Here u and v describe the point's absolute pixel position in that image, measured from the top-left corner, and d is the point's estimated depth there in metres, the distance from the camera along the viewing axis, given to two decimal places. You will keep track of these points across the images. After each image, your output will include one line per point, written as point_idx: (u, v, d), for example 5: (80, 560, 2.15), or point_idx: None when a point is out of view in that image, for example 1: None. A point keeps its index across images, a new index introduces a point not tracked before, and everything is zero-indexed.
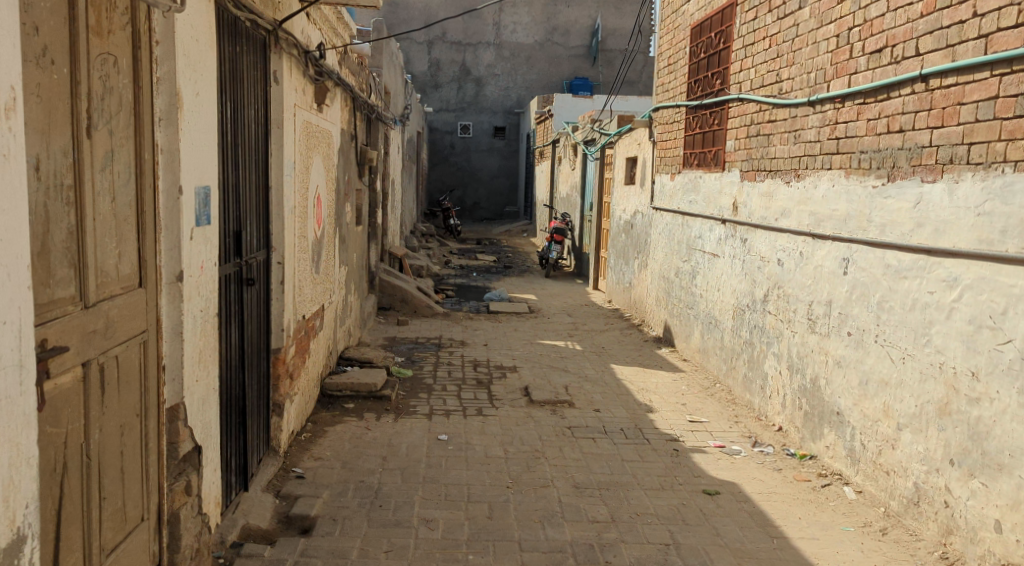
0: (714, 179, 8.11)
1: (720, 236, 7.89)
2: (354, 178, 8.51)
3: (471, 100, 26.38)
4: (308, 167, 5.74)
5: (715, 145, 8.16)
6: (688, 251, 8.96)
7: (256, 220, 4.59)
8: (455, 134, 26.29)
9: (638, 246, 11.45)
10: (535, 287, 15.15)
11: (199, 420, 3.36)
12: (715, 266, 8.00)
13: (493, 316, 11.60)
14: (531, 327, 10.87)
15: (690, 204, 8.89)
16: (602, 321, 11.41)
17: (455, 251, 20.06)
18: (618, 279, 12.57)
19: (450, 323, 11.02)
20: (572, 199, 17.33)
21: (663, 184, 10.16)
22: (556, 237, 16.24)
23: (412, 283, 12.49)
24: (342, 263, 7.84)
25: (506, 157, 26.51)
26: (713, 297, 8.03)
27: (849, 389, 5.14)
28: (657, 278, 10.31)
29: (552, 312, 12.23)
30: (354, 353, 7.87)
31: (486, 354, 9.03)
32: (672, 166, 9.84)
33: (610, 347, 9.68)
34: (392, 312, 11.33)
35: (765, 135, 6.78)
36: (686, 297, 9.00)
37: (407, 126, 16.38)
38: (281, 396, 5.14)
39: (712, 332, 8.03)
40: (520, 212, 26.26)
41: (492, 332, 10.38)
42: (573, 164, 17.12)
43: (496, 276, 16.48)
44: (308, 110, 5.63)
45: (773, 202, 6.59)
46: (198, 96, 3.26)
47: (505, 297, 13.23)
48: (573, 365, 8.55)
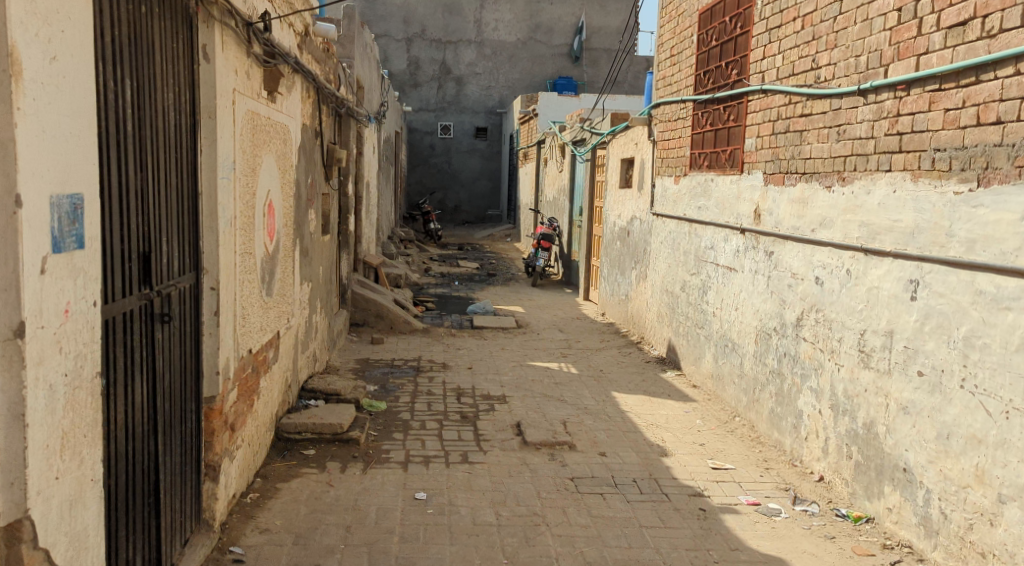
0: (730, 183, 7.13)
1: (738, 248, 6.92)
2: (319, 181, 7.46)
3: (452, 100, 25.35)
4: (254, 168, 4.69)
5: (730, 144, 7.18)
6: (697, 265, 7.99)
7: (177, 238, 3.57)
8: (435, 135, 25.23)
9: (635, 256, 10.47)
10: (522, 297, 14.15)
11: (65, 519, 2.50)
12: (732, 282, 7.02)
13: (477, 333, 10.57)
14: (521, 345, 9.86)
15: (700, 212, 7.91)
16: (597, 337, 10.43)
17: (436, 258, 19.02)
18: (613, 290, 11.59)
19: (430, 341, 9.98)
20: (559, 203, 16.34)
21: (666, 189, 9.17)
22: (543, 244, 15.24)
23: (388, 295, 11.44)
24: (304, 280, 6.81)
25: (487, 159, 25.52)
26: (729, 318, 7.06)
27: (920, 443, 4.19)
28: (659, 292, 9.32)
29: (542, 327, 11.24)
30: (318, 382, 6.86)
31: (470, 380, 8.01)
32: (676, 168, 8.86)
33: (608, 369, 8.70)
34: (366, 329, 10.28)
35: (796, 131, 5.79)
36: (696, 316, 8.03)
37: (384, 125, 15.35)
38: (216, 455, 4.09)
39: (729, 358, 7.06)
40: (503, 215, 25.26)
41: (478, 352, 9.37)
42: (560, 166, 16.13)
43: (479, 285, 15.45)
44: (252, 99, 4.59)
45: (808, 210, 5.61)
46: (59, 79, 2.44)
47: (491, 310, 12.20)
48: (569, 394, 7.56)
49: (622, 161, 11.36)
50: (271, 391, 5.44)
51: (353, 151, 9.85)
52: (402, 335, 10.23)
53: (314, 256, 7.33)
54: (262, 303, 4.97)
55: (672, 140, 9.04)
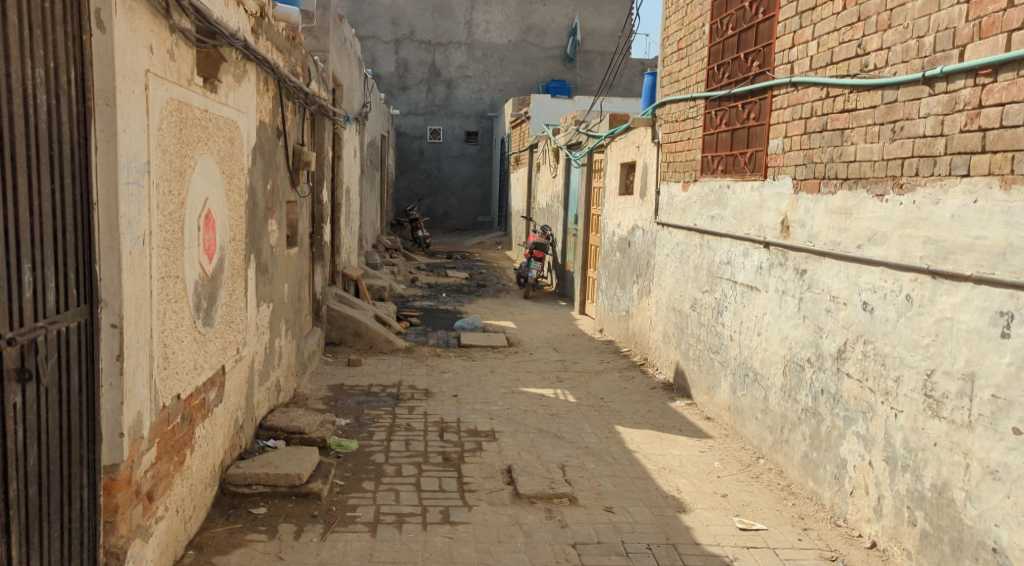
0: (749, 190, 6.27)
1: (761, 263, 6.05)
2: (283, 188, 6.56)
3: (441, 103, 24.48)
4: (182, 170, 3.81)
5: (749, 146, 6.32)
6: (710, 280, 7.12)
7: (45, 261, 2.77)
8: (425, 139, 24.41)
9: (637, 269, 9.59)
10: (513, 311, 13.26)
11: None
12: (754, 302, 6.16)
13: (465, 353, 9.68)
14: (513, 367, 8.97)
15: (713, 223, 7.06)
16: (595, 357, 9.56)
17: (423, 267, 18.15)
18: (611, 305, 10.73)
19: (413, 363, 9.08)
20: (553, 210, 15.46)
21: (673, 196, 8.30)
22: (535, 254, 14.38)
23: (369, 310, 10.56)
24: (263, 301, 5.92)
25: (477, 164, 24.64)
26: (751, 343, 6.19)
27: (1017, 519, 3.42)
28: (665, 310, 8.45)
29: (535, 345, 10.35)
30: (279, 418, 5.99)
31: (455, 411, 7.12)
32: (684, 173, 7.99)
33: (610, 396, 7.83)
34: (343, 349, 9.38)
35: (834, 130, 4.94)
36: (709, 339, 7.16)
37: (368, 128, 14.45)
38: (125, 538, 3.27)
39: (750, 390, 6.18)
40: (494, 222, 24.40)
41: (465, 376, 8.47)
42: (554, 171, 15.25)
43: (469, 297, 14.56)
44: (177, 85, 3.72)
45: (851, 223, 4.73)
46: None
47: (480, 326, 11.32)
48: (567, 428, 6.68)
49: (622, 166, 10.49)
50: (214, 437, 4.57)
51: (330, 153, 8.95)
52: (382, 355, 9.34)
53: (277, 272, 6.43)
54: (195, 336, 4.09)
55: (679, 142, 8.17)
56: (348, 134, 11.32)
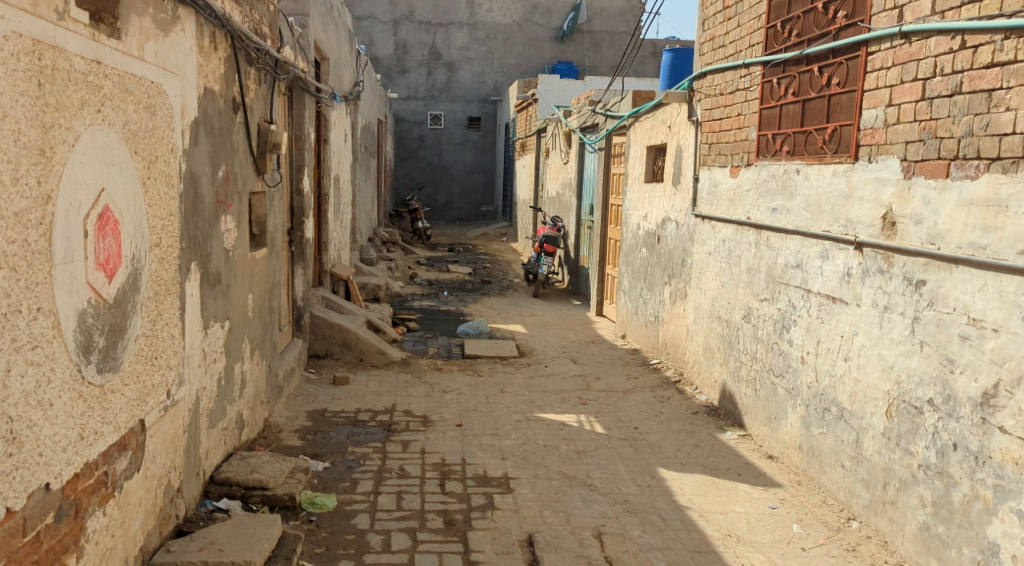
0: (830, 174, 4.97)
1: (852, 268, 4.75)
2: (246, 174, 5.26)
3: (442, 88, 23.20)
4: (50, 144, 2.58)
5: (830, 120, 5.01)
6: (773, 286, 5.83)
7: None
8: (425, 125, 23.23)
9: (670, 269, 8.30)
10: (522, 311, 12.00)
11: None
12: (841, 317, 4.87)
13: (470, 366, 8.39)
14: (526, 385, 7.71)
15: (778, 217, 5.75)
16: (621, 372, 8.30)
17: (423, 262, 16.90)
18: (637, 309, 9.46)
19: (410, 379, 7.79)
20: (565, 199, 14.14)
21: (717, 183, 6.99)
22: (546, 248, 13.08)
23: (362, 315, 9.29)
24: (217, 319, 4.64)
25: (480, 151, 23.51)
26: (835, 369, 4.92)
27: None
28: (708, 318, 7.18)
29: (550, 355, 9.08)
30: (237, 467, 4.71)
31: (459, 447, 5.83)
32: (733, 156, 6.69)
33: (645, 423, 6.58)
34: (328, 363, 8.08)
35: (977, 92, 3.68)
36: (769, 359, 5.89)
37: (361, 110, 13.17)
38: None
39: (835, 430, 4.91)
40: (498, 213, 23.16)
41: (472, 397, 7.19)
42: (566, 158, 13.90)
43: (473, 295, 13.27)
44: (33, 17, 2.46)
45: (1011, 219, 3.51)
46: None
47: (485, 331, 10.01)
48: (597, 473, 5.42)
49: (650, 149, 9.18)
50: (127, 521, 3.29)
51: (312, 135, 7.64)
52: (374, 370, 8.05)
53: (239, 281, 5.15)
54: (81, 392, 2.79)
55: (725, 120, 6.86)
56: (336, 116, 10.00)
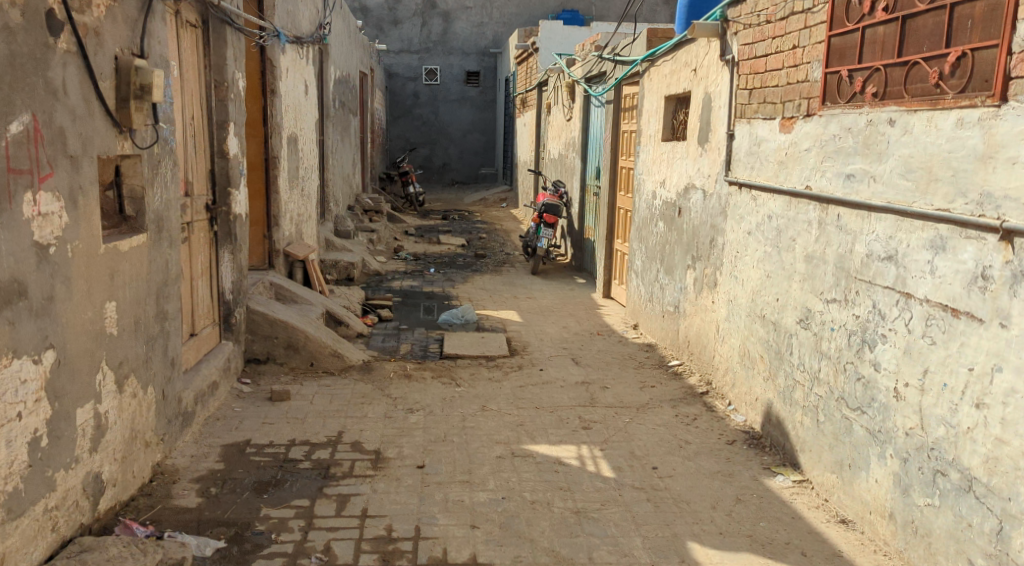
0: (952, 124, 3.35)
1: (990, 269, 3.15)
2: (107, 128, 3.63)
3: (437, 40, 21.37)
4: None
5: (952, 43, 3.40)
6: (850, 282, 4.18)
7: None
8: (420, 81, 21.46)
9: (696, 250, 6.67)
10: (518, 293, 10.40)
11: None
12: (966, 341, 3.27)
13: (447, 373, 6.78)
14: (515, 400, 6.13)
15: (857, 185, 4.13)
16: (635, 378, 6.74)
17: (412, 232, 15.29)
18: (652, 295, 7.89)
19: (369, 392, 6.19)
20: (568, 161, 12.46)
21: (761, 141, 5.38)
22: (546, 219, 11.44)
23: (321, 303, 7.70)
24: (22, 353, 3.07)
25: (479, 109, 21.79)
26: (955, 418, 3.30)
27: None
28: (748, 316, 5.59)
29: (548, 353, 7.50)
30: None
31: (415, 507, 4.23)
32: (784, 105, 5.04)
33: (667, 457, 5.02)
34: (270, 369, 6.49)
35: None
36: (840, 384, 4.28)
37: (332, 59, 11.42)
38: None
39: (952, 507, 3.32)
40: (499, 176, 21.52)
41: (443, 420, 5.59)
42: (569, 113, 12.21)
43: (463, 273, 11.68)
44: None
45: None
46: None
47: (472, 320, 8.67)
48: (603, 552, 3.86)
49: (669, 100, 7.51)
50: None
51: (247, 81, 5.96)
52: (326, 378, 6.45)
53: (85, 289, 3.52)
54: None
55: (772, 57, 5.22)
56: (290, 62, 8.30)
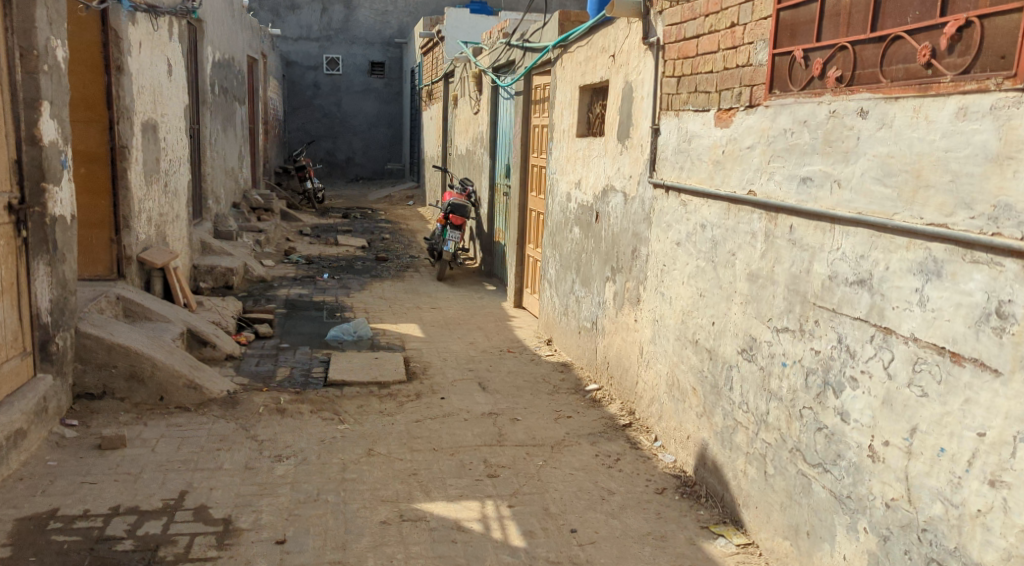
0: (950, 115, 2.71)
1: (1011, 305, 2.52)
2: None
3: (339, 27, 20.23)
4: None
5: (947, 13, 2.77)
6: (809, 310, 3.43)
7: None
8: (320, 70, 20.29)
9: (616, 260, 5.88)
10: (421, 302, 9.49)
11: None
12: (973, 397, 2.61)
13: (329, 407, 5.87)
14: (408, 441, 5.26)
15: (815, 192, 3.38)
16: (548, 406, 5.94)
17: (308, 233, 14.22)
18: (567, 308, 7.09)
19: (229, 434, 5.32)
20: (475, 157, 11.59)
21: (692, 137, 4.63)
22: (452, 220, 10.54)
23: (179, 323, 6.81)
24: None
25: (385, 101, 20.73)
26: (958, 496, 2.65)
27: None
28: (677, 341, 4.82)
29: (449, 376, 6.64)
30: None
31: None
32: (720, 94, 4.28)
33: (585, 512, 4.24)
34: (106, 406, 5.62)
35: None
36: (795, 433, 3.51)
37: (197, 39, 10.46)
38: None
39: None
40: (406, 172, 20.51)
41: (316, 473, 4.75)
42: (476, 106, 11.35)
43: (361, 280, 10.70)
44: None
45: None
46: None
47: (365, 336, 7.81)
48: None
49: (583, 90, 6.71)
50: None
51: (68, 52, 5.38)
52: (177, 416, 5.61)
53: None
54: None
55: (706, 38, 4.45)
56: (132, 36, 7.30)
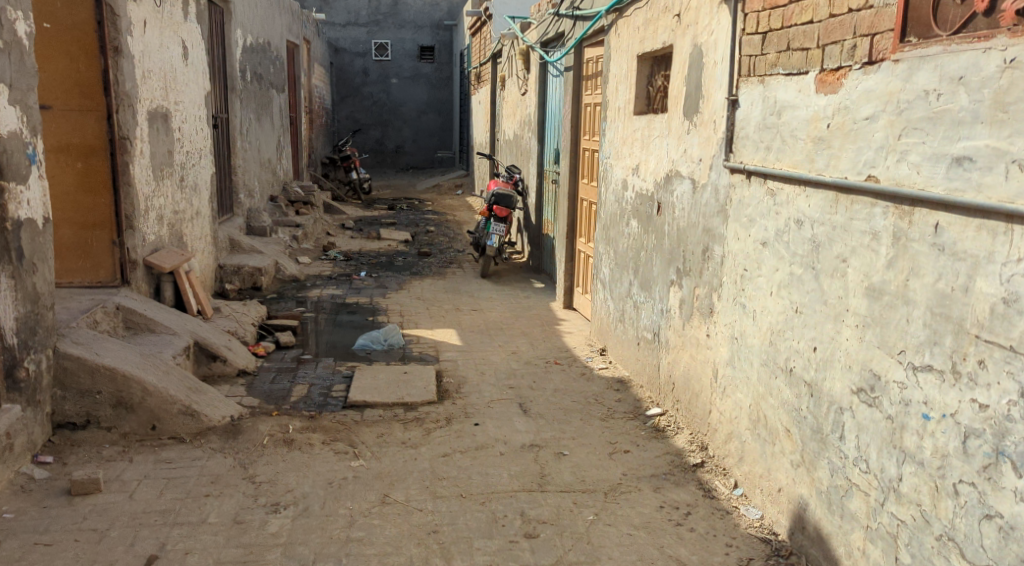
0: None
1: None
2: None
3: (387, 11, 19.40)
4: None
5: None
6: (967, 344, 2.57)
7: None
8: (369, 56, 19.51)
9: (683, 260, 4.89)
10: (462, 303, 8.60)
11: None
12: None
13: (344, 436, 4.99)
14: (431, 483, 4.36)
15: (976, 177, 2.56)
16: (601, 435, 5.00)
17: (349, 226, 13.47)
18: (623, 314, 6.13)
19: (223, 474, 4.46)
20: (523, 143, 10.65)
21: (783, 110, 3.64)
22: (497, 212, 9.62)
23: (186, 335, 5.98)
24: None
25: (435, 87, 19.86)
26: None
27: None
28: (764, 368, 3.84)
29: (488, 395, 5.74)
30: None
31: None
32: (823, 50, 3.31)
33: None
34: (90, 438, 4.81)
35: None
36: (944, 515, 2.65)
37: (220, 21, 9.67)
38: None
39: None
40: (457, 161, 19.62)
41: (317, 529, 3.89)
42: (524, 86, 10.39)
43: (400, 278, 9.86)
44: None
45: None
46: None
47: (397, 345, 6.98)
48: None
49: (642, 60, 5.72)
50: None
51: (32, 26, 4.54)
52: (168, 450, 4.76)
53: None
54: None
55: None
56: (135, 14, 6.49)
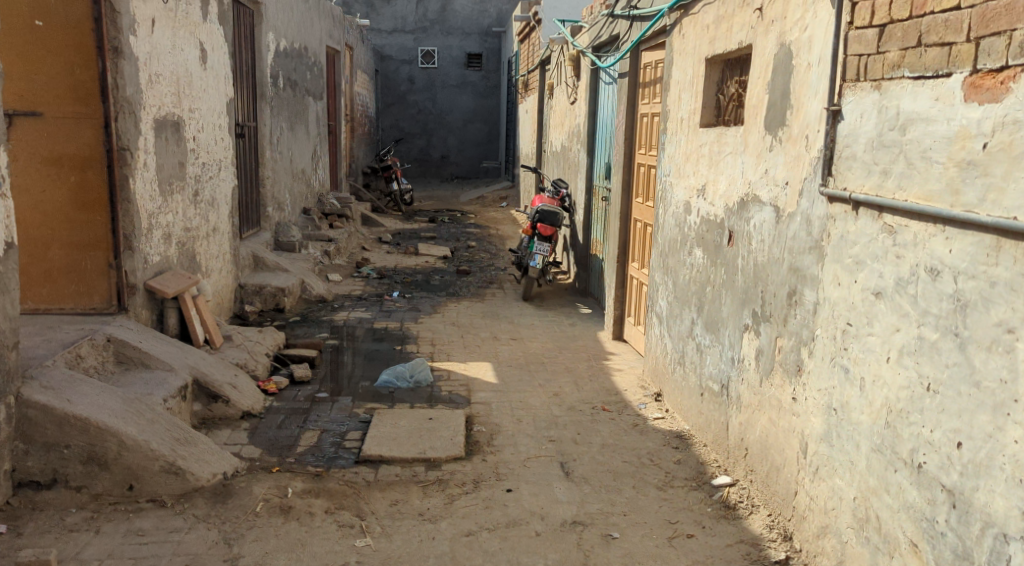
0: None
1: None
2: None
3: (435, 17, 18.77)
4: None
5: None
6: None
7: None
8: (415, 64, 18.89)
9: (761, 303, 4.04)
10: (501, 331, 7.82)
11: None
12: None
13: (352, 503, 4.23)
14: None
15: None
16: (658, 511, 4.16)
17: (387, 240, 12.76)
18: (683, 357, 5.28)
19: (202, 556, 3.73)
20: (571, 155, 9.84)
21: (912, 126, 2.79)
22: (541, 230, 8.82)
23: (183, 373, 5.22)
24: None
25: (482, 94, 19.14)
26: None
27: None
28: (876, 455, 2.98)
29: (525, 450, 4.94)
30: None
31: None
32: (980, 43, 2.56)
33: None
34: (55, 501, 4.10)
35: None
36: None
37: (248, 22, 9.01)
38: None
39: None
40: (503, 171, 18.86)
41: None
42: (574, 94, 9.57)
43: (434, 300, 9.10)
44: None
45: None
46: None
47: (424, 382, 6.20)
48: None
49: (713, 64, 4.89)
50: None
51: None
52: (144, 518, 4.03)
53: None
54: None
55: None
56: (141, 11, 5.83)
